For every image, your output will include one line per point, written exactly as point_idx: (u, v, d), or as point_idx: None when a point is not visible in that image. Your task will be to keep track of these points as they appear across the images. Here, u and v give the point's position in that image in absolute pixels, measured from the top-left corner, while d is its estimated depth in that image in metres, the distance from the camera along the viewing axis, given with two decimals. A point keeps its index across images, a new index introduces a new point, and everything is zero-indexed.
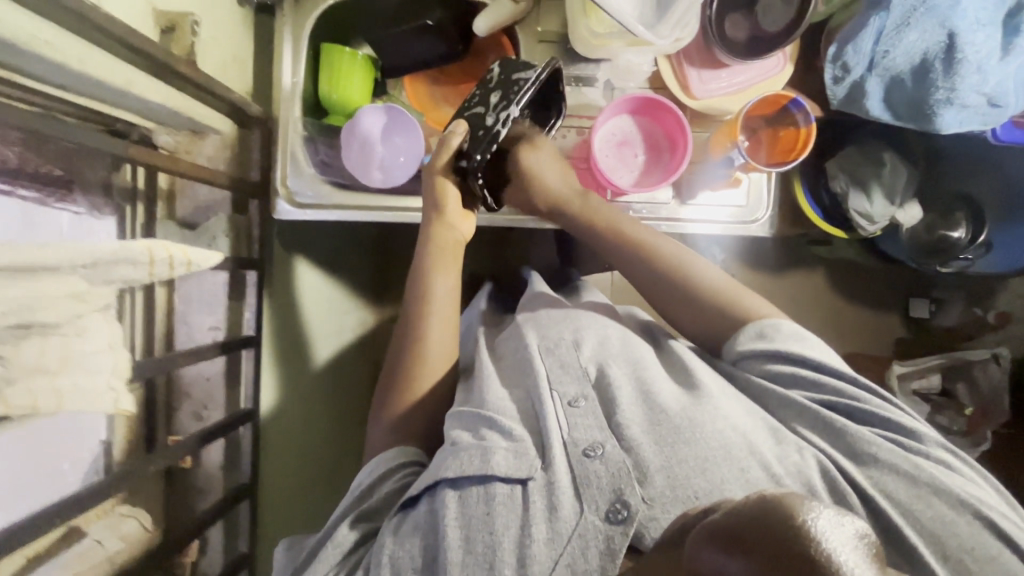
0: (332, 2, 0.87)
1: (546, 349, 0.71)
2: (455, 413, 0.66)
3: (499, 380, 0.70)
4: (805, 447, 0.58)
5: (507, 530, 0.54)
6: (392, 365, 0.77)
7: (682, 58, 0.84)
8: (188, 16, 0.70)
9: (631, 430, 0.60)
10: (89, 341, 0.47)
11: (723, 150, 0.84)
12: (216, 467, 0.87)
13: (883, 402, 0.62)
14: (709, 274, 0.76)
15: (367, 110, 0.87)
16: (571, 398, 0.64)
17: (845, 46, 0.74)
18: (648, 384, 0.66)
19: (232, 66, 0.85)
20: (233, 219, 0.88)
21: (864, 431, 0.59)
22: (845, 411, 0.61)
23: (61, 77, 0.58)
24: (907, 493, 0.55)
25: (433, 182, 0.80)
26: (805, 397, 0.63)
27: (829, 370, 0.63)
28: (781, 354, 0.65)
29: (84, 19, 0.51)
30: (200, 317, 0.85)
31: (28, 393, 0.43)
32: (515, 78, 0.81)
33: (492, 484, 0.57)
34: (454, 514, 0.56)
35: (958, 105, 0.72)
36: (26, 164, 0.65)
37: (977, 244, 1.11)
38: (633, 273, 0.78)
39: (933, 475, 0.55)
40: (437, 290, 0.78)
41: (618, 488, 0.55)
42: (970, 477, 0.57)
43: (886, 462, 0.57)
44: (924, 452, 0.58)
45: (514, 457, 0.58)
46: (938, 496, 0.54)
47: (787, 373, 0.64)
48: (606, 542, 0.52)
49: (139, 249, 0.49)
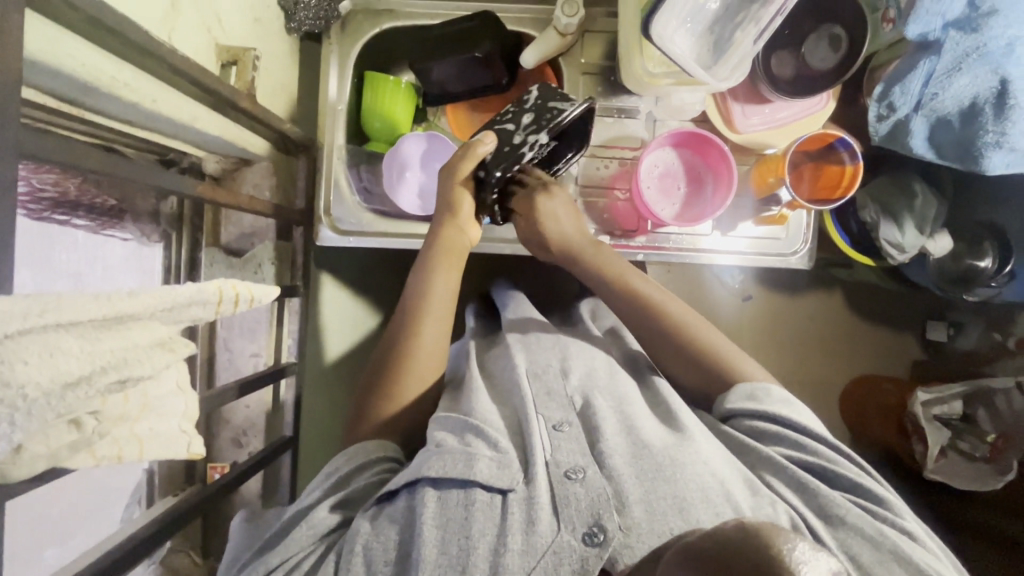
0: (377, 32, 0.88)
1: (533, 374, 0.70)
2: (439, 419, 0.66)
3: (486, 394, 0.69)
4: (778, 502, 0.59)
5: (483, 536, 0.54)
6: (380, 369, 0.75)
7: (727, 93, 0.84)
8: (250, 51, 0.70)
9: (614, 460, 0.60)
10: (163, 385, 0.46)
11: (766, 186, 0.85)
12: (254, 494, 0.89)
13: (857, 471, 0.62)
14: (706, 329, 0.76)
15: (407, 140, 0.89)
16: (555, 422, 0.64)
17: (892, 86, 0.77)
18: (631, 420, 0.66)
19: (279, 92, 0.86)
20: (279, 246, 0.89)
21: (837, 495, 0.59)
22: (819, 474, 0.62)
23: (129, 115, 0.57)
24: (871, 556, 0.54)
25: (450, 189, 0.79)
26: (782, 455, 0.63)
27: (810, 434, 0.65)
28: (769, 416, 0.66)
29: (166, 61, 0.51)
30: (242, 344, 0.87)
31: (114, 443, 0.42)
32: (551, 105, 0.80)
33: (473, 491, 0.57)
34: (432, 514, 0.56)
35: (1007, 149, 0.72)
36: (83, 195, 0.66)
37: (1002, 273, 1.08)
38: (628, 317, 0.79)
39: (897, 543, 0.55)
40: (438, 291, 0.77)
41: (597, 512, 0.55)
42: (934, 550, 0.57)
43: (850, 524, 0.57)
44: (895, 522, 0.58)
45: (496, 467, 0.58)
46: (901, 564, 0.54)
47: (770, 432, 0.65)
48: (580, 563, 0.52)
49: (213, 290, 0.48)
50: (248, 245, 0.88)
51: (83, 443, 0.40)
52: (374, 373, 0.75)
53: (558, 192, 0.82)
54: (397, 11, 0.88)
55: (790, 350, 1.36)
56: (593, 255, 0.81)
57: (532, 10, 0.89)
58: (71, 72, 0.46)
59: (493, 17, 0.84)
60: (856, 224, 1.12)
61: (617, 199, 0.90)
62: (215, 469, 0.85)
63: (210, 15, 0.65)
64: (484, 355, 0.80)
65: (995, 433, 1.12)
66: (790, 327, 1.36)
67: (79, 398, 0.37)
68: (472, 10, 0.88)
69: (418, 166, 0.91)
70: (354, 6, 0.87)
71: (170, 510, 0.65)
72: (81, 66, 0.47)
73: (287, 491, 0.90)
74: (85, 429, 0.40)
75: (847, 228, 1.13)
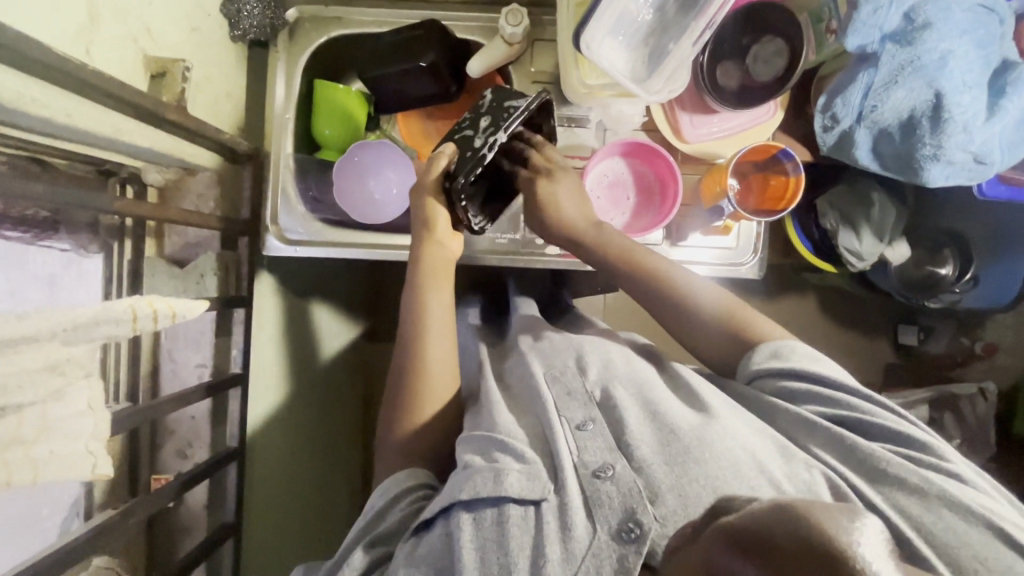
0: (324, 40, 0.88)
1: (551, 376, 0.69)
2: (465, 437, 0.65)
3: (505, 407, 0.68)
4: (814, 464, 0.58)
5: (522, 551, 0.54)
6: (394, 392, 0.75)
7: (675, 103, 0.84)
8: (179, 62, 0.69)
9: (642, 451, 0.59)
10: (68, 406, 0.46)
11: (712, 198, 0.85)
12: (200, 506, 0.89)
13: (896, 418, 0.61)
14: (723, 299, 0.74)
15: (356, 150, 0.87)
16: (579, 422, 0.63)
17: (834, 98, 0.75)
18: (656, 405, 0.65)
19: (224, 101, 0.85)
20: (222, 255, 0.86)
21: (876, 447, 0.58)
22: (858, 427, 0.60)
23: (48, 130, 0.57)
24: (917, 506, 0.54)
25: (422, 205, 0.79)
26: (818, 414, 0.62)
27: (844, 387, 0.62)
28: (795, 373, 0.64)
29: (73, 76, 0.51)
30: (187, 355, 0.86)
31: (4, 466, 0.42)
32: (506, 106, 0.79)
33: (505, 506, 0.56)
34: (469, 536, 0.55)
35: (944, 162, 0.73)
36: (10, 208, 0.65)
37: (964, 279, 1.09)
38: (646, 301, 0.78)
39: (942, 487, 0.54)
40: (432, 304, 0.76)
41: (630, 506, 0.55)
42: (983, 488, 0.56)
43: (893, 476, 0.56)
44: (937, 465, 0.56)
45: (527, 479, 0.57)
46: (948, 507, 0.53)
47: (801, 391, 0.63)
48: (620, 561, 0.52)
49: (122, 308, 0.49)
50: (193, 255, 0.87)
51: None
52: (392, 390, 0.75)
53: (561, 179, 0.82)
54: (346, 18, 0.88)
55: None
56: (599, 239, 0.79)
57: (480, 18, 0.88)
58: None
59: (438, 26, 0.84)
60: (818, 230, 1.10)
61: None
62: (158, 479, 0.87)
63: (137, 26, 0.65)
64: (503, 367, 0.77)
65: (961, 439, 1.15)
66: None
67: None
68: (420, 18, 0.87)
69: (372, 176, 0.88)
70: (301, 14, 0.87)
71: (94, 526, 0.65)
72: None
73: (234, 505, 0.87)
74: None
75: (809, 234, 1.11)
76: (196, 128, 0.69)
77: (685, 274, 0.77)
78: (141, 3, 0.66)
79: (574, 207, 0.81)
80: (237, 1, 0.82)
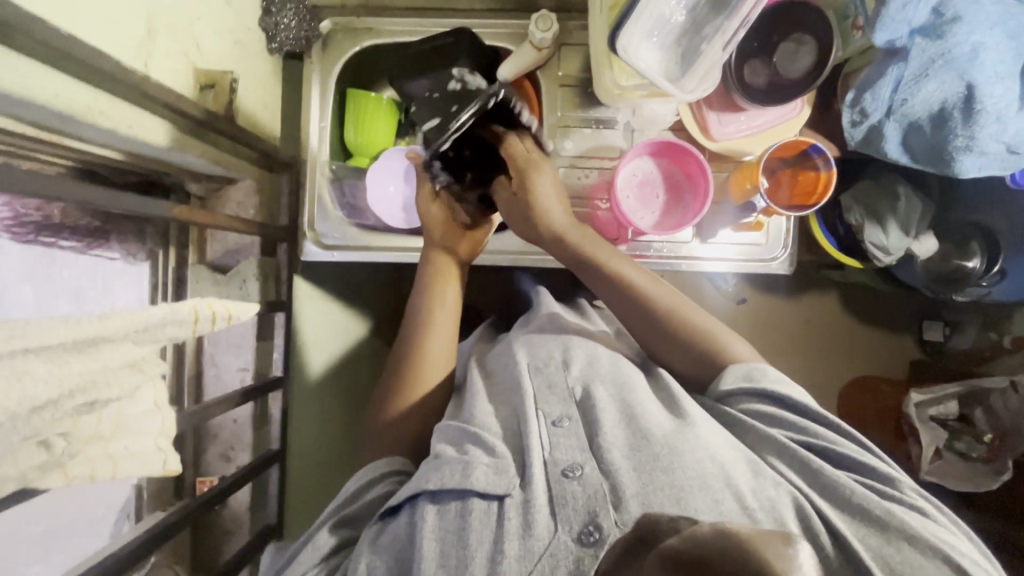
0: (356, 50, 0.90)
1: (535, 368, 0.70)
2: (442, 428, 0.67)
3: (486, 398, 0.70)
4: (782, 483, 0.57)
5: (480, 544, 0.54)
6: (389, 380, 0.77)
7: (703, 102, 0.85)
8: (227, 74, 0.74)
9: (612, 453, 0.59)
10: (139, 403, 0.48)
11: (743, 193, 0.85)
12: (244, 508, 0.92)
13: (858, 448, 0.60)
14: (693, 310, 0.75)
15: (391, 154, 0.90)
16: (554, 418, 0.64)
17: (863, 93, 0.78)
18: (633, 407, 0.65)
19: (261, 112, 0.88)
20: (264, 262, 0.86)
21: (840, 475, 0.58)
22: (824, 454, 0.60)
23: (109, 140, 0.60)
24: (877, 539, 0.53)
25: (427, 210, 0.82)
26: (786, 436, 0.62)
27: (809, 413, 0.63)
28: (769, 395, 0.64)
29: (137, 88, 0.53)
30: (229, 359, 0.90)
31: (86, 462, 0.44)
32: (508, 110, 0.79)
33: (469, 500, 0.57)
34: (431, 526, 0.56)
35: (977, 152, 0.73)
36: (67, 218, 0.68)
37: (991, 272, 1.05)
38: (615, 305, 0.77)
39: (904, 522, 0.53)
40: (440, 304, 0.79)
41: (592, 510, 0.54)
42: (945, 524, 0.55)
43: (854, 505, 0.55)
44: (899, 499, 0.56)
45: (494, 473, 0.58)
46: (908, 541, 0.52)
47: (770, 413, 0.64)
48: (576, 563, 0.51)
49: (187, 310, 0.50)
50: (234, 262, 0.88)
51: (52, 464, 0.41)
52: (387, 378, 0.77)
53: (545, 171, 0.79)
54: (377, 28, 0.90)
55: (791, 352, 1.32)
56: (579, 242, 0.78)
57: (509, 24, 0.91)
58: (47, 104, 0.49)
59: (469, 36, 0.86)
60: (843, 226, 1.09)
61: (598, 209, 0.90)
62: (203, 482, 0.90)
63: (186, 40, 0.69)
64: (485, 358, 0.80)
65: (991, 433, 1.09)
66: (790, 330, 1.32)
67: (46, 421, 0.39)
68: (450, 26, 0.89)
69: (402, 179, 0.91)
70: (335, 25, 0.89)
71: (152, 527, 0.66)
72: (55, 97, 0.50)
73: (276, 507, 0.91)
74: (55, 450, 0.41)
75: (834, 230, 1.11)
76: (241, 137, 0.71)
77: (664, 289, 0.77)
78: (191, 17, 0.69)
79: (557, 210, 0.79)
80: (274, 15, 0.86)
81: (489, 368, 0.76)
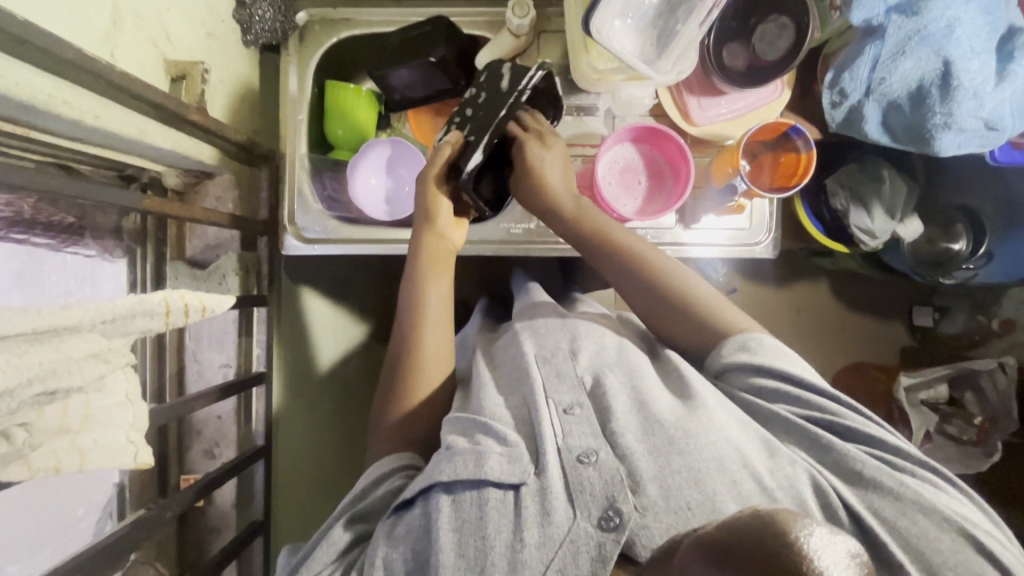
0: (332, 41, 0.89)
1: (543, 358, 0.69)
2: (450, 418, 0.65)
3: (494, 386, 0.68)
4: (797, 461, 0.57)
5: (499, 535, 0.53)
6: (389, 377, 0.75)
7: (682, 86, 0.85)
8: (198, 64, 0.73)
9: (626, 438, 0.59)
10: (109, 396, 0.47)
11: (724, 176, 0.85)
12: (229, 506, 0.93)
13: (864, 419, 0.60)
14: (694, 280, 0.74)
15: (372, 143, 0.88)
16: (566, 406, 0.62)
17: (842, 73, 0.76)
18: (643, 394, 0.64)
19: (234, 106, 0.87)
20: (243, 255, 0.87)
21: (851, 448, 0.57)
22: (830, 428, 0.59)
23: (73, 130, 0.60)
24: (891, 508, 0.53)
25: (426, 195, 0.79)
26: (789, 411, 0.61)
27: (815, 389, 0.61)
28: (767, 369, 0.63)
29: (101, 78, 0.52)
30: (212, 356, 0.90)
31: (51, 454, 0.43)
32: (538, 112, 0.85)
33: (486, 489, 0.56)
34: (448, 517, 0.55)
35: (956, 129, 0.73)
36: (39, 214, 0.67)
37: (977, 255, 1.03)
38: (612, 273, 0.77)
39: (915, 492, 0.53)
40: (431, 298, 0.77)
41: (611, 495, 0.54)
42: (955, 496, 0.55)
43: (867, 479, 0.55)
44: (909, 469, 0.56)
45: (507, 462, 0.57)
46: (924, 513, 0.52)
47: (772, 388, 0.62)
48: (598, 549, 0.51)
49: (155, 301, 0.49)
50: (213, 257, 0.88)
51: (12, 456, 0.41)
52: (388, 375, 0.76)
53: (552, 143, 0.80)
54: (353, 19, 0.89)
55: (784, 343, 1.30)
56: (572, 210, 0.78)
57: (485, 13, 0.90)
58: (7, 93, 0.49)
59: (445, 23, 0.85)
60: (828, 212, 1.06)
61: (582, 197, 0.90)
62: (186, 478, 0.91)
63: (155, 31, 0.68)
64: (492, 347, 0.79)
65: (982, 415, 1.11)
66: (781, 318, 1.30)
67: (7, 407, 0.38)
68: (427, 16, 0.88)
69: (384, 171, 0.90)
70: (311, 17, 0.88)
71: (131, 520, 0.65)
72: (16, 86, 0.49)
73: (263, 502, 0.91)
74: (15, 441, 0.41)
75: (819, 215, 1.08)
76: (215, 129, 0.70)
77: (668, 261, 0.76)
78: (159, 8, 0.69)
79: (558, 178, 0.79)
80: (248, 7, 0.86)
81: (481, 360, 0.76)
